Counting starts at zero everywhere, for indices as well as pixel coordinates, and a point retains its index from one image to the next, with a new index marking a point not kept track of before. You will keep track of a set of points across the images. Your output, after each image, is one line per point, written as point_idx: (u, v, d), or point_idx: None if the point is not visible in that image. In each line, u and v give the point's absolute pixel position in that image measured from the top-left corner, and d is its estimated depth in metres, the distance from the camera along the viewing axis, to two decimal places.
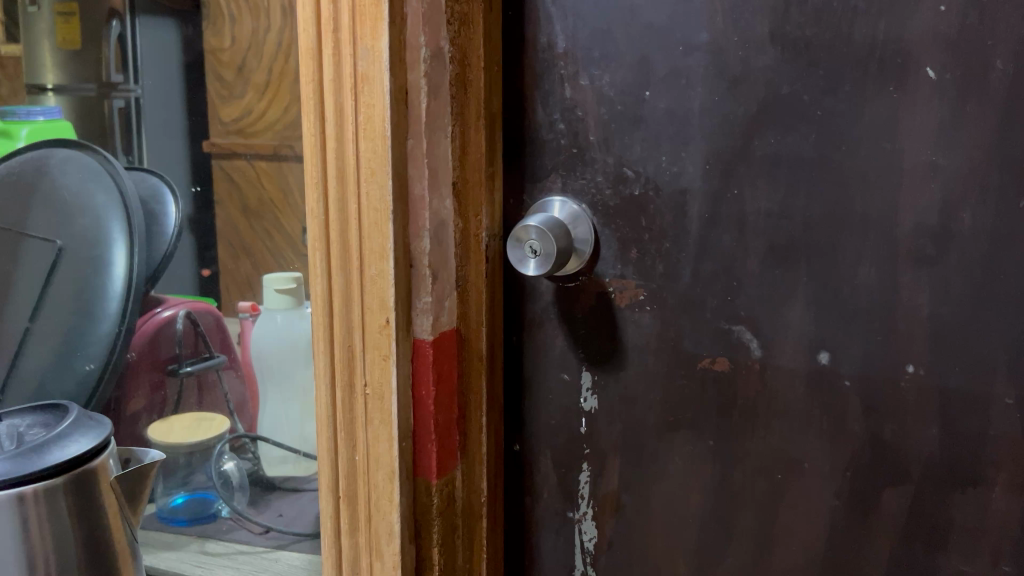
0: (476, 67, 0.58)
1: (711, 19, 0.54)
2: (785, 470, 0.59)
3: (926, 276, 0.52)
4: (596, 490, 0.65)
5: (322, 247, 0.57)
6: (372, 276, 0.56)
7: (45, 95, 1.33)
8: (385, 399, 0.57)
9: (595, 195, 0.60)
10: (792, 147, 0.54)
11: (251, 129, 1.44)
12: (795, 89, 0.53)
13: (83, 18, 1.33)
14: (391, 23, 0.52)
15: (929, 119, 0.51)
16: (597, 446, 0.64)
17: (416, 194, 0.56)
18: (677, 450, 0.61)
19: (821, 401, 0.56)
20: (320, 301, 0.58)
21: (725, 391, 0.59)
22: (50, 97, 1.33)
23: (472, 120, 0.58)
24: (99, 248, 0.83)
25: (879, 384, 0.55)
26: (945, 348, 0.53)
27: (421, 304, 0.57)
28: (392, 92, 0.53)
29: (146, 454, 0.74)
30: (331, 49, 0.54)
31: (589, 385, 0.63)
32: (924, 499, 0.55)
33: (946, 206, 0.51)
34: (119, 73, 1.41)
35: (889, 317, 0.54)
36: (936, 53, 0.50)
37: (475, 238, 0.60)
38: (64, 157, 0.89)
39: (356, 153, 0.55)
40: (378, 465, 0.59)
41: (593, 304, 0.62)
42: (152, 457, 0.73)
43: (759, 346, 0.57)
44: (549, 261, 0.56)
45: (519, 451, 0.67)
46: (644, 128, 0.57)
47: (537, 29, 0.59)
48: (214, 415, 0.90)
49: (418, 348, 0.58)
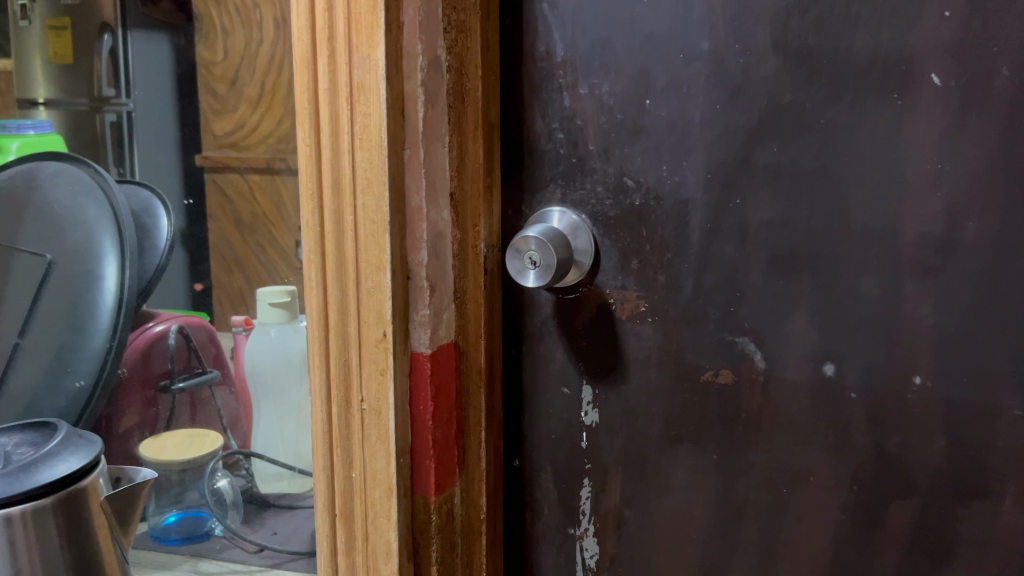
0: (474, 76, 0.57)
1: (712, 27, 0.53)
2: (790, 484, 0.57)
3: (931, 286, 0.52)
4: (598, 506, 0.64)
5: (317, 260, 0.56)
6: (368, 289, 0.55)
7: (35, 110, 1.34)
8: (383, 415, 0.56)
9: (595, 205, 0.59)
10: (795, 156, 0.53)
11: (244, 142, 1.43)
12: (798, 98, 0.52)
13: (74, 32, 1.31)
14: (388, 31, 0.51)
15: (934, 127, 0.50)
16: (598, 461, 0.63)
17: (414, 205, 0.55)
18: (680, 465, 0.60)
19: (826, 414, 0.55)
20: (315, 315, 0.57)
21: (728, 404, 0.58)
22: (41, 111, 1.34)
23: (469, 130, 0.57)
24: (91, 262, 0.81)
25: (884, 395, 0.54)
26: (951, 359, 0.52)
27: (418, 318, 0.56)
28: (388, 102, 0.52)
29: (137, 472, 0.72)
30: (326, 58, 0.53)
31: (589, 399, 0.62)
32: (932, 513, 0.54)
33: (952, 215, 0.50)
34: (110, 87, 1.38)
35: (894, 328, 0.53)
36: (940, 60, 0.49)
37: (473, 249, 0.59)
38: (56, 171, 0.88)
39: (352, 164, 0.54)
40: (375, 482, 0.57)
41: (593, 317, 0.61)
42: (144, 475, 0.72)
43: (763, 358, 0.56)
44: (550, 272, 0.55)
45: (518, 466, 0.66)
46: (645, 137, 0.56)
47: (535, 38, 0.59)
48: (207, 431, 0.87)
49: (416, 362, 0.57)
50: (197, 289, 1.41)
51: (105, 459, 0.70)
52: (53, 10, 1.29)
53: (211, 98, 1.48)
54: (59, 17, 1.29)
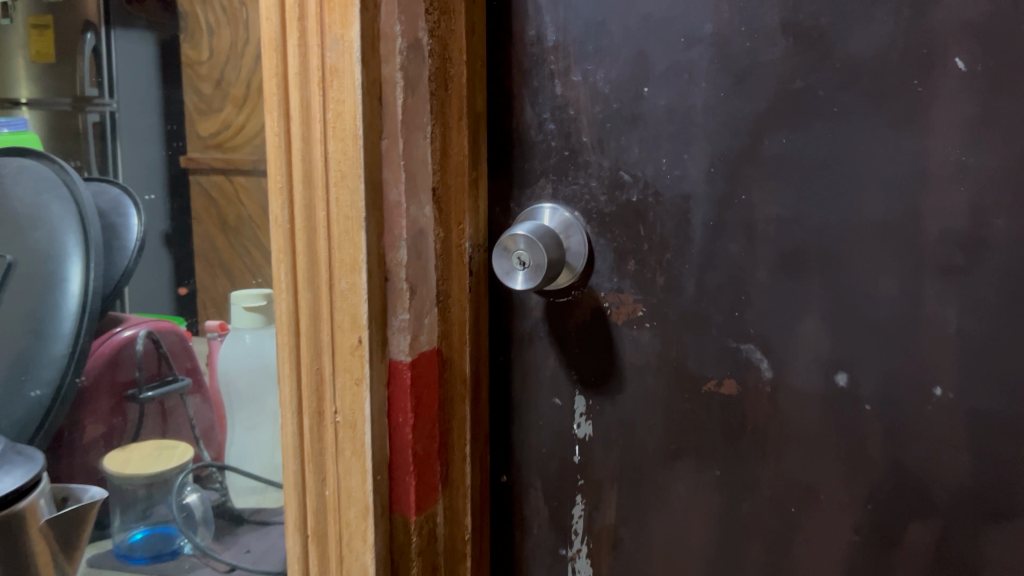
0: (458, 62, 0.53)
1: (716, 8, 0.49)
2: (800, 502, 0.53)
3: (953, 288, 0.47)
4: (591, 525, 0.59)
5: (286, 260, 0.52)
6: (343, 292, 0.50)
7: (17, 110, 1.29)
8: (358, 429, 0.51)
9: (589, 201, 0.55)
10: (804, 147, 0.49)
11: (229, 143, 1.27)
12: (809, 84, 0.48)
13: (59, 32, 1.28)
14: (363, 9, 0.47)
15: (957, 115, 0.46)
16: (592, 477, 0.58)
17: (392, 201, 0.51)
18: (680, 481, 0.56)
19: (838, 427, 0.51)
20: (285, 320, 0.52)
21: (732, 416, 0.54)
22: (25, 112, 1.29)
23: (452, 119, 0.53)
24: (54, 263, 0.77)
25: (902, 407, 0.49)
26: (976, 369, 0.47)
27: (398, 322, 0.52)
28: (364, 86, 0.48)
29: (85, 492, 0.69)
30: (297, 39, 0.49)
31: (582, 411, 0.58)
32: (955, 536, 0.49)
33: (977, 211, 0.46)
34: (93, 86, 1.33)
35: (912, 334, 0.48)
36: (965, 42, 0.45)
37: (457, 249, 0.55)
38: (18, 168, 0.84)
39: (324, 155, 0.49)
40: (351, 501, 0.53)
41: (587, 322, 0.56)
42: (92, 495, 0.68)
43: (769, 367, 0.52)
44: (540, 274, 0.51)
45: (506, 481, 0.62)
46: (642, 127, 0.52)
47: (525, 22, 0.54)
48: (176, 443, 0.82)
49: (394, 371, 0.52)
50: (182, 294, 1.28)
51: (47, 478, 0.65)
52: (36, 8, 1.26)
53: (196, 98, 1.33)
54: (42, 15, 1.26)
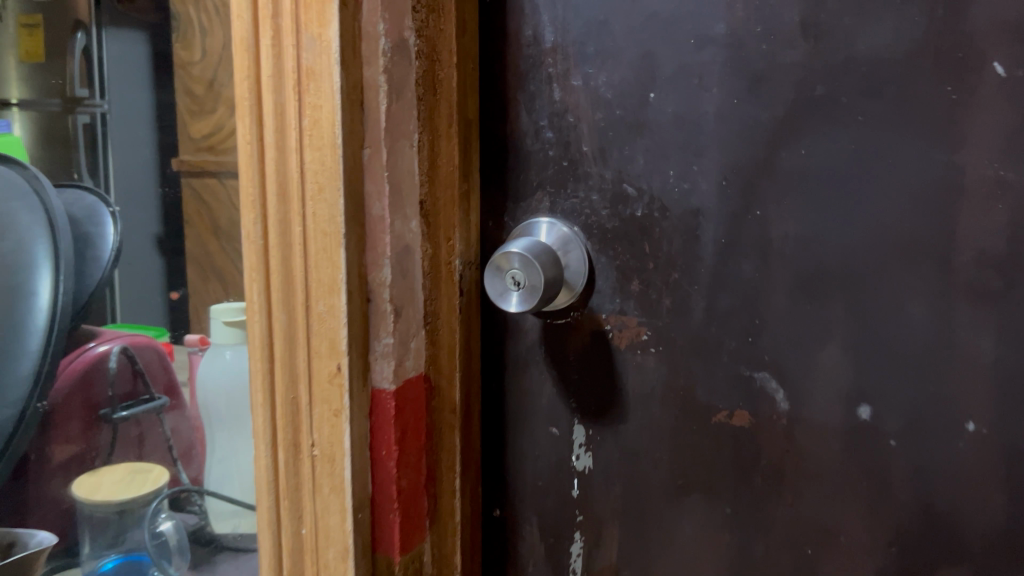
0: (447, 64, 0.49)
1: (730, 7, 0.45)
2: (818, 545, 0.49)
3: (988, 315, 0.43)
4: (591, 564, 0.55)
5: (259, 279, 0.47)
6: (320, 314, 0.46)
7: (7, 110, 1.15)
8: (337, 463, 0.47)
9: (589, 216, 0.50)
10: (824, 159, 0.45)
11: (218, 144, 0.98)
12: (831, 90, 0.44)
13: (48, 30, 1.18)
14: (343, 6, 0.43)
15: (995, 125, 0.41)
16: (592, 513, 0.54)
17: (375, 215, 0.46)
18: (687, 519, 0.51)
19: (861, 463, 0.47)
20: (258, 345, 0.48)
21: (745, 450, 0.49)
22: (11, 110, 1.15)
23: (440, 126, 0.49)
24: (21, 274, 0.74)
25: (931, 443, 0.45)
26: (1014, 404, 0.43)
27: (381, 348, 0.47)
28: (344, 90, 0.44)
29: (32, 535, 0.67)
30: (270, 39, 0.45)
31: (581, 441, 0.54)
32: None
33: (1017, 231, 0.42)
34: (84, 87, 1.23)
35: (943, 364, 0.44)
36: (1005, 45, 0.41)
37: (447, 267, 0.51)
38: None
39: (300, 165, 0.45)
40: (329, 541, 0.48)
41: (587, 346, 0.52)
42: (41, 540, 0.67)
43: (786, 397, 0.48)
44: (535, 295, 0.47)
45: (499, 516, 0.58)
46: (647, 136, 0.48)
47: (521, 21, 0.50)
48: (151, 466, 0.78)
49: (377, 400, 0.48)
50: (174, 299, 1.11)
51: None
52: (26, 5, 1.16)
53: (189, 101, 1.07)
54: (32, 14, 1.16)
